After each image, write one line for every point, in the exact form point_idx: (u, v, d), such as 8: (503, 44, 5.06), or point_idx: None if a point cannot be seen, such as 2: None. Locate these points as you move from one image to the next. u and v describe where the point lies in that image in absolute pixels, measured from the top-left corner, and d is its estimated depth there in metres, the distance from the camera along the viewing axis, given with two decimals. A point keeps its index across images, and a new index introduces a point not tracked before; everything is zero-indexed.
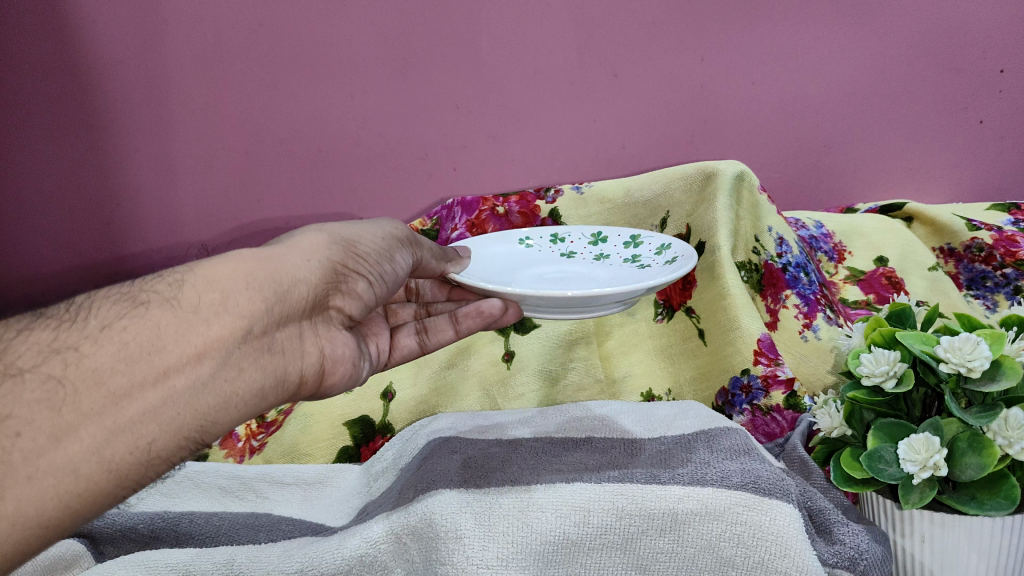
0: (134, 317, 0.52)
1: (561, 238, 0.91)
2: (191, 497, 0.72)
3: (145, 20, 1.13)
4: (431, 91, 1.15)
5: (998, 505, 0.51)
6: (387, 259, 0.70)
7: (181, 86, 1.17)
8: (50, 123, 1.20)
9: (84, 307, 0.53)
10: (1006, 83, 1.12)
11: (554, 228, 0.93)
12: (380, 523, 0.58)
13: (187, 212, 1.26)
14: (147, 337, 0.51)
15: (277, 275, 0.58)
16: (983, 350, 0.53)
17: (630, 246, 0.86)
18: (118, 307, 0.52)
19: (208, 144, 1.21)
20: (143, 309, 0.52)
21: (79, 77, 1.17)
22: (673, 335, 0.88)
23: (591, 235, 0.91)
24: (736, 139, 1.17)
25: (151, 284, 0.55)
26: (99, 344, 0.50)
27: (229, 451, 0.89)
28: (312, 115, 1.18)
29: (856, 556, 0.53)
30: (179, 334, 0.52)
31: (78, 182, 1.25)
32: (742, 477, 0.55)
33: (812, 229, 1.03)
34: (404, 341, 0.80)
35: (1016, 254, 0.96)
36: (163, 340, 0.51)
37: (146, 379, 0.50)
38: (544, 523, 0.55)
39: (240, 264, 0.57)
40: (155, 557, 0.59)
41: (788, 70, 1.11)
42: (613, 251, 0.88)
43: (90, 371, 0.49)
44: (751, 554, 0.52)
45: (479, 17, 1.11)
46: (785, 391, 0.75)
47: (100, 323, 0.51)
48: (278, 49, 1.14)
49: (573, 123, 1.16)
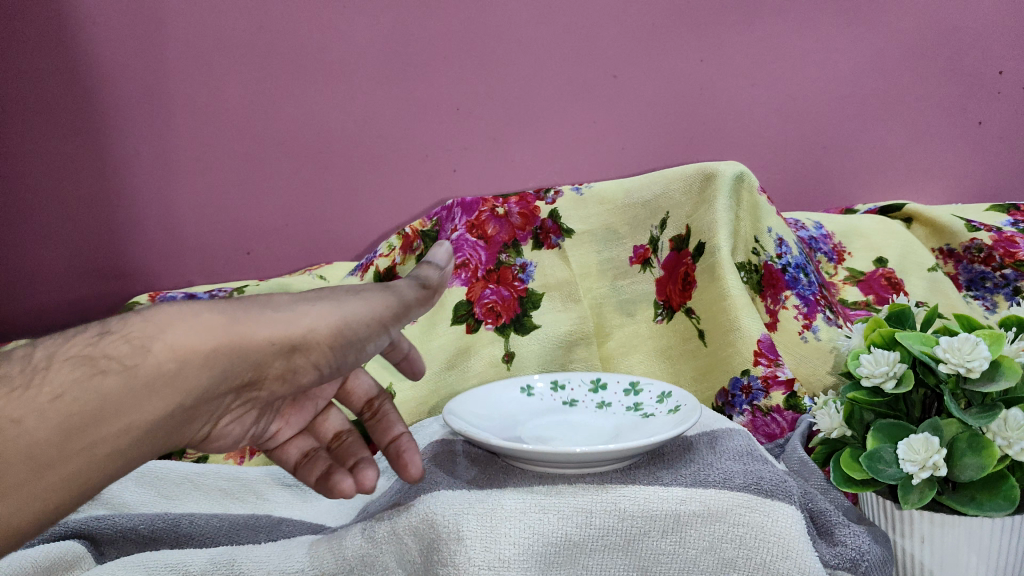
0: (84, 389, 0.40)
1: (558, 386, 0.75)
2: (192, 498, 0.73)
3: (173, 21, 1.18)
4: (436, 91, 1.18)
5: (997, 505, 0.52)
6: (360, 346, 0.50)
7: (197, 84, 1.20)
8: (66, 119, 1.24)
9: (39, 364, 0.40)
10: (1004, 84, 1.15)
11: (552, 372, 0.77)
12: (383, 524, 0.56)
13: (186, 212, 1.25)
14: (89, 410, 0.40)
15: (247, 357, 0.43)
16: (982, 350, 0.53)
17: (629, 394, 0.72)
18: (74, 370, 0.40)
19: (210, 145, 1.22)
20: (96, 381, 0.40)
21: (100, 74, 1.21)
22: (673, 336, 0.88)
23: (589, 381, 0.75)
24: (737, 139, 1.17)
25: (112, 338, 0.41)
26: (42, 418, 0.39)
27: (229, 452, 0.89)
28: (315, 115, 1.20)
29: (857, 557, 0.53)
30: (123, 415, 0.40)
31: (78, 184, 1.26)
32: (744, 477, 0.56)
33: (812, 229, 1.02)
34: (357, 379, 0.64)
35: (1015, 254, 0.97)
36: (106, 416, 0.40)
37: (78, 454, 0.40)
38: (546, 525, 0.54)
39: (217, 333, 0.42)
40: (155, 558, 0.58)
41: (788, 72, 1.15)
42: (583, 397, 0.73)
43: (25, 457, 0.38)
44: (753, 556, 0.53)
45: (488, 20, 1.15)
46: (785, 391, 0.75)
47: (48, 392, 0.39)
48: (291, 50, 1.18)
49: (572, 124, 1.17)
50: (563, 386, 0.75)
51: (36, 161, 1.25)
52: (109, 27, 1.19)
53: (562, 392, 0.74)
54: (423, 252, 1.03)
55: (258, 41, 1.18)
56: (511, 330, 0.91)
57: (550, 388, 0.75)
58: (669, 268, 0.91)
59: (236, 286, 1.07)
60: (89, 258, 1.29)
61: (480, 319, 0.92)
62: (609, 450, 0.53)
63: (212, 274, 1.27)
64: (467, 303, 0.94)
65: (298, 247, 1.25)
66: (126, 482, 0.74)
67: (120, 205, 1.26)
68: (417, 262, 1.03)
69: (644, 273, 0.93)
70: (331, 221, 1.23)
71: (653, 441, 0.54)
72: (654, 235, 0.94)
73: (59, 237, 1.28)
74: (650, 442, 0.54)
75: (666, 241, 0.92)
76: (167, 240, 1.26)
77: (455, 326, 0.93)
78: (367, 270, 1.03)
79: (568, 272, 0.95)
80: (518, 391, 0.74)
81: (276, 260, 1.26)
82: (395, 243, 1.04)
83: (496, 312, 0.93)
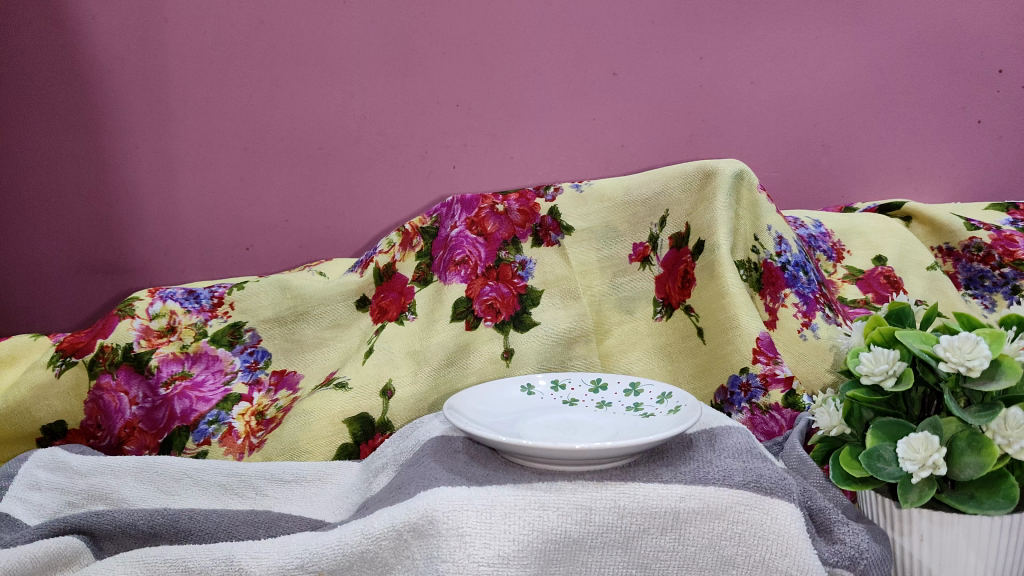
0: None
1: (561, 386, 0.75)
2: (192, 494, 0.73)
3: (173, 15, 1.18)
4: (436, 87, 1.17)
5: (997, 504, 0.52)
6: None
7: (197, 78, 1.20)
8: (68, 113, 1.24)
9: None
10: (1004, 83, 1.14)
11: (552, 373, 0.77)
12: (381, 517, 0.55)
13: (185, 207, 1.24)
14: None
15: None
16: (982, 349, 0.53)
17: (629, 394, 0.72)
18: None
19: (208, 141, 1.22)
20: None
21: (101, 68, 1.22)
22: (673, 333, 0.88)
23: (589, 382, 0.76)
24: (737, 136, 1.17)
25: None
26: None
27: (229, 447, 0.88)
28: (314, 111, 1.20)
29: (856, 555, 0.55)
30: None
31: (77, 179, 1.26)
32: (744, 475, 0.56)
33: (812, 228, 1.02)
34: None
35: (1014, 253, 0.98)
36: None
37: None
38: (546, 522, 0.54)
39: None
40: (155, 553, 0.58)
41: (789, 70, 1.15)
42: (583, 397, 0.73)
43: None
44: (753, 553, 0.54)
45: (489, 16, 1.15)
46: (785, 389, 0.76)
47: None
48: (291, 45, 1.18)
49: (572, 121, 1.17)
50: (563, 386, 0.75)
51: (39, 156, 1.26)
52: (111, 22, 1.20)
53: (562, 392, 0.74)
54: (423, 248, 1.03)
55: (256, 37, 1.18)
56: (510, 326, 0.91)
57: (551, 388, 0.75)
58: (669, 266, 0.91)
59: (236, 282, 1.08)
60: (87, 254, 1.28)
61: (479, 316, 0.92)
62: (602, 449, 0.53)
63: (210, 270, 1.26)
64: (467, 299, 0.93)
65: (296, 243, 1.24)
66: (127, 477, 0.76)
67: (118, 200, 1.26)
68: (417, 259, 1.02)
69: (643, 270, 0.93)
70: (329, 217, 1.23)
71: (644, 440, 0.54)
72: (653, 233, 0.94)
73: (59, 231, 1.28)
74: (642, 441, 0.54)
75: (666, 239, 0.92)
76: (165, 235, 1.26)
77: (454, 323, 0.92)
78: (367, 266, 1.04)
79: (568, 270, 0.95)
80: (521, 391, 0.74)
81: (275, 256, 1.25)
82: (395, 239, 1.05)
83: (495, 308, 0.93)
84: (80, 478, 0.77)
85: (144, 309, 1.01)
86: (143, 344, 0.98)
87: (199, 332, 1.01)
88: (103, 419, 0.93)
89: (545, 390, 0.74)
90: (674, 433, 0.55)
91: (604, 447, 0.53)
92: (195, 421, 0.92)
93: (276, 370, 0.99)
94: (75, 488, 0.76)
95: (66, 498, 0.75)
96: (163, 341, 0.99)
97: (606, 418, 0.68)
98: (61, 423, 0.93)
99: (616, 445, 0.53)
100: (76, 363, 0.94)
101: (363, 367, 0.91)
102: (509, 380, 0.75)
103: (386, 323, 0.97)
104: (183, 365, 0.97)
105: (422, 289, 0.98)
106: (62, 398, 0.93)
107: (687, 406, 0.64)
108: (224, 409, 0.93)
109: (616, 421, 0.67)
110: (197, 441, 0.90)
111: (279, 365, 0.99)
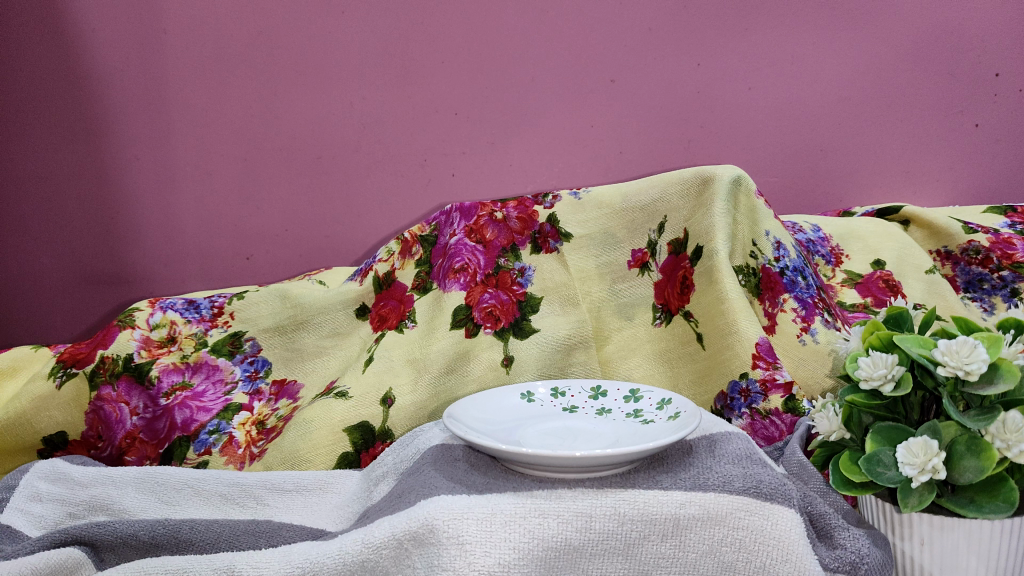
0: None
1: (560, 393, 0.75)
2: (193, 505, 0.73)
3: (175, 25, 1.19)
4: (435, 95, 1.18)
5: (997, 507, 0.51)
6: None
7: (197, 88, 1.20)
8: (69, 124, 1.25)
9: None
10: (1002, 87, 1.15)
11: (552, 380, 0.77)
12: (380, 526, 0.55)
13: (185, 216, 1.25)
14: None
15: None
16: (981, 352, 0.53)
17: (629, 401, 0.72)
18: None
19: (209, 151, 1.22)
20: None
21: (102, 79, 1.22)
22: (672, 339, 0.88)
23: (589, 389, 0.75)
24: (736, 142, 1.17)
25: None
26: None
27: (229, 457, 0.89)
28: (314, 120, 1.20)
29: (856, 560, 0.54)
30: None
31: (78, 190, 1.26)
32: (744, 481, 0.56)
33: (811, 233, 1.02)
34: None
35: (1012, 256, 0.98)
36: None
37: None
38: (546, 530, 0.54)
39: None
40: (156, 563, 0.58)
41: (787, 74, 1.15)
42: (582, 404, 0.73)
43: None
44: (753, 559, 0.54)
45: (488, 24, 1.15)
46: (785, 395, 0.76)
47: None
48: (291, 54, 1.18)
49: (571, 128, 1.18)
50: (563, 393, 0.75)
51: (40, 167, 1.27)
52: (113, 33, 1.21)
53: (561, 399, 0.74)
54: (423, 256, 1.03)
55: (256, 47, 1.18)
56: (510, 334, 0.91)
57: (550, 395, 0.75)
58: (668, 271, 0.91)
59: (236, 291, 1.08)
60: (87, 265, 1.29)
61: (479, 323, 0.92)
62: (602, 456, 0.53)
63: (210, 280, 1.27)
64: (467, 307, 0.94)
65: (297, 252, 1.25)
66: (127, 488, 0.76)
67: (119, 209, 1.26)
68: (417, 267, 1.02)
69: (643, 276, 0.93)
70: (328, 225, 1.23)
71: (645, 447, 0.54)
72: (652, 240, 0.94)
73: (60, 242, 1.28)
74: (643, 448, 0.54)
75: (665, 245, 0.92)
76: (165, 244, 1.26)
77: (454, 330, 0.92)
78: (367, 274, 1.04)
79: (567, 276, 0.95)
80: (520, 399, 0.74)
81: (275, 265, 1.25)
82: (394, 247, 1.05)
83: (495, 315, 0.93)
84: (81, 488, 0.77)
85: (144, 319, 1.01)
86: (144, 354, 0.98)
87: (199, 342, 1.01)
88: (104, 430, 0.93)
89: (544, 398, 0.74)
90: (674, 441, 0.55)
91: (605, 454, 0.53)
92: (195, 431, 0.92)
93: (276, 379, 0.99)
94: (75, 499, 0.76)
95: (67, 509, 0.75)
96: (163, 351, 0.99)
97: (603, 427, 0.68)
98: (61, 434, 0.93)
99: (615, 452, 0.54)
100: (76, 374, 0.94)
101: (363, 376, 0.91)
102: (508, 388, 0.75)
103: (386, 331, 0.97)
104: (184, 375, 0.98)
105: (422, 297, 0.98)
106: (62, 409, 0.93)
107: (688, 412, 0.63)
108: (224, 419, 0.93)
109: (614, 429, 0.66)
110: (198, 451, 0.90)
111: (279, 374, 1.00)
